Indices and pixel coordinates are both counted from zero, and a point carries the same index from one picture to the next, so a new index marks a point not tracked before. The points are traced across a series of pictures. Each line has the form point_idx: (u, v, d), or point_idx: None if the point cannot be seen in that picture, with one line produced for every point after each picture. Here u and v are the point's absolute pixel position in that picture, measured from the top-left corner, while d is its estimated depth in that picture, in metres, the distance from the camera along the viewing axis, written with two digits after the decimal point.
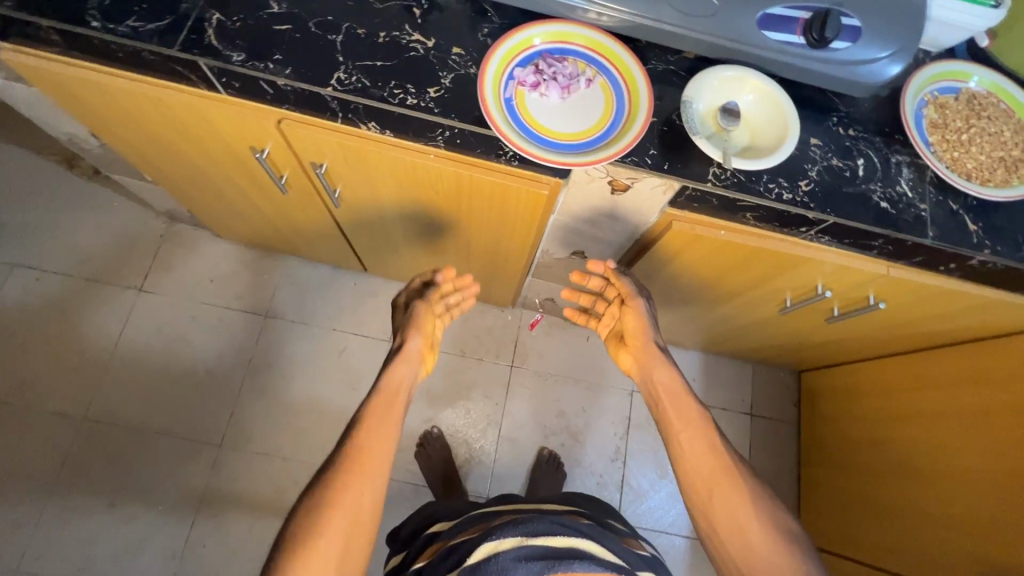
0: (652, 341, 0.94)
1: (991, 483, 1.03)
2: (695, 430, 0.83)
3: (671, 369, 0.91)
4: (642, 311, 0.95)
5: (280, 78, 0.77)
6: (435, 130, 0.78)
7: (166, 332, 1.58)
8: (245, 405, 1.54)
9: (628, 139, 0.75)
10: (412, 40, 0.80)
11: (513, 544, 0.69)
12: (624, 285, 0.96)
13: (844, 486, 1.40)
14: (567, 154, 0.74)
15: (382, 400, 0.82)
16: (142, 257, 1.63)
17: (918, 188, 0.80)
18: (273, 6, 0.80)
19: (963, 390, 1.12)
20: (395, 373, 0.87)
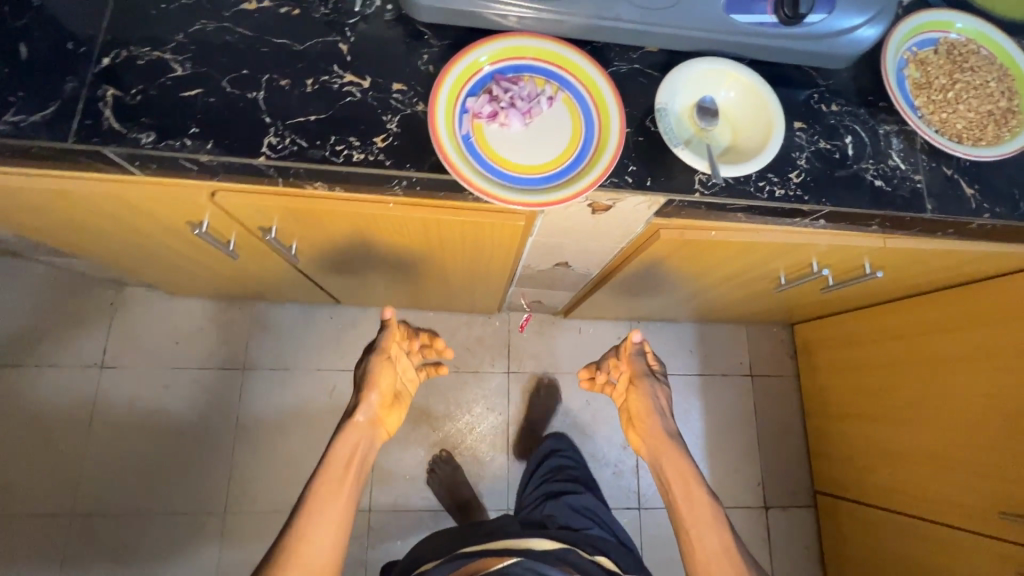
0: (663, 424, 0.97)
1: (993, 423, 1.06)
2: (704, 528, 0.85)
3: (683, 458, 0.92)
4: (651, 390, 0.99)
5: (202, 154, 0.66)
6: (392, 184, 0.70)
7: (141, 406, 1.48)
8: (241, 466, 1.48)
9: (605, 161, 0.67)
10: (345, 82, 0.71)
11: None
12: (636, 363, 1.01)
13: (849, 434, 1.43)
14: (538, 194, 0.66)
15: (338, 474, 0.79)
16: (95, 331, 1.51)
17: (910, 158, 0.76)
18: (176, 69, 0.69)
19: (957, 334, 1.12)
20: (345, 442, 0.83)
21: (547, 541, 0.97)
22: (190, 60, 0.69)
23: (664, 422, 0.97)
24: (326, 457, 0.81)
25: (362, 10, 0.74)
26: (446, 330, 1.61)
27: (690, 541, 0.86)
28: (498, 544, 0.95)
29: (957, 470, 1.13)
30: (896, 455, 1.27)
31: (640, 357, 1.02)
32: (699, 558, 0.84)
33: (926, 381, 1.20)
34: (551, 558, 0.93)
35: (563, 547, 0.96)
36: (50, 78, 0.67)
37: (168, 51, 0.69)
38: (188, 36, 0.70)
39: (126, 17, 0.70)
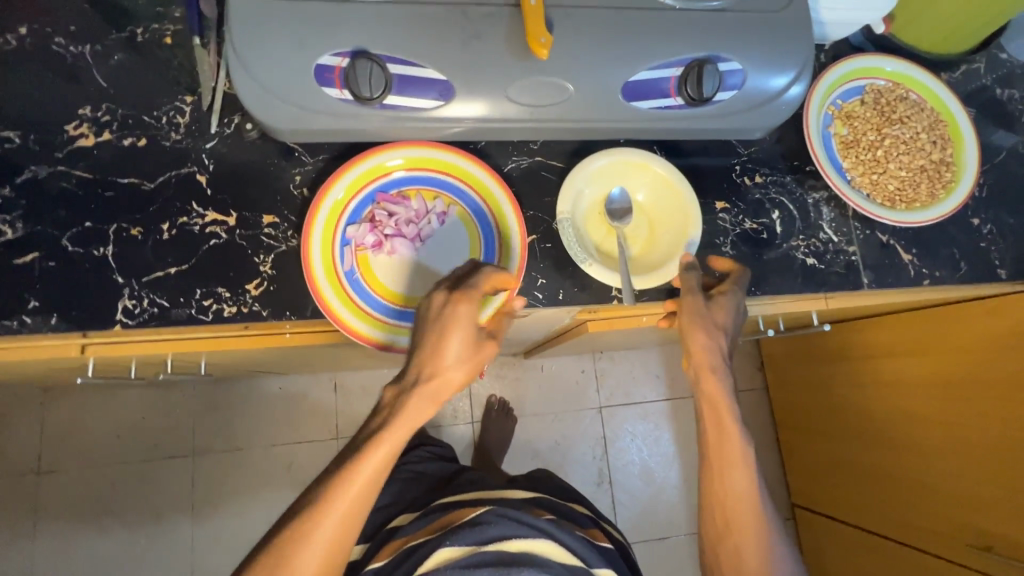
0: (716, 342, 0.60)
1: (963, 454, 1.01)
2: (731, 469, 0.58)
3: (726, 390, 0.59)
4: (703, 309, 0.60)
5: (46, 329, 0.58)
6: (276, 330, 0.63)
7: (87, 508, 1.40)
8: (203, 555, 1.41)
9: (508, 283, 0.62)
10: (207, 222, 0.62)
11: (464, 554, 0.69)
12: (686, 283, 0.61)
13: (816, 450, 1.40)
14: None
15: (382, 462, 0.52)
16: (26, 436, 1.41)
17: (842, 229, 0.70)
18: (5, 231, 0.60)
19: (916, 362, 1.07)
20: (405, 423, 0.52)
21: (525, 491, 0.86)
22: (22, 218, 0.60)
23: (720, 347, 0.60)
24: (378, 431, 0.52)
25: (219, 131, 0.65)
26: None
27: (712, 503, 0.59)
28: (477, 497, 0.82)
29: (925, 496, 1.10)
30: (864, 476, 1.25)
31: (696, 271, 0.62)
32: (722, 517, 0.58)
33: (886, 401, 1.15)
34: (526, 503, 0.82)
35: (545, 500, 0.85)
36: None
37: None
38: (17, 187, 0.61)
39: None
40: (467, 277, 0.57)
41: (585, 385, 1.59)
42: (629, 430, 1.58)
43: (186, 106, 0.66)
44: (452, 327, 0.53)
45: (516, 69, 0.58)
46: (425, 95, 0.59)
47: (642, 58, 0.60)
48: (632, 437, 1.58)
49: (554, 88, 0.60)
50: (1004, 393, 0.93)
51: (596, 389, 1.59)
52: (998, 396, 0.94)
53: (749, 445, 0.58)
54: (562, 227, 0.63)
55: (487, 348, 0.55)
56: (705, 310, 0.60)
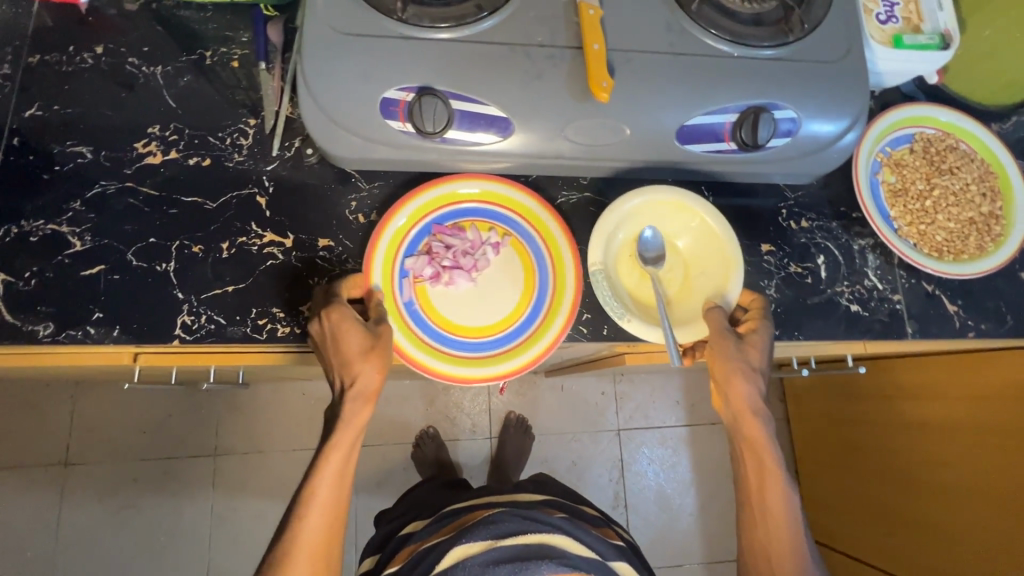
0: (754, 381, 0.59)
1: (974, 491, 0.98)
2: (773, 509, 0.59)
3: (766, 429, 0.60)
4: (737, 351, 0.59)
5: (107, 339, 0.60)
6: None
7: (109, 502, 1.43)
8: (219, 554, 1.43)
9: (563, 314, 0.63)
10: (265, 243, 0.64)
11: (481, 549, 0.70)
12: (715, 328, 0.60)
13: (825, 487, 1.37)
14: (511, 353, 0.62)
15: (340, 468, 0.56)
16: (56, 428, 1.44)
17: (887, 277, 0.70)
18: (74, 243, 0.62)
19: (932, 399, 1.05)
20: (351, 427, 0.56)
21: (534, 495, 0.87)
22: (91, 232, 0.63)
23: (756, 386, 0.59)
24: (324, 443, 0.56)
25: (279, 154, 0.67)
26: (423, 398, 1.53)
27: (753, 538, 0.60)
28: (488, 501, 0.84)
29: (932, 533, 1.06)
30: (872, 512, 1.22)
31: (723, 311, 0.61)
32: (761, 551, 0.59)
33: (890, 438, 1.15)
34: (539, 504, 0.83)
35: (554, 501, 0.86)
36: None
37: (65, 223, 0.63)
38: (87, 201, 0.64)
39: (15, 185, 0.63)
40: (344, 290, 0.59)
41: (605, 407, 1.58)
42: (646, 454, 1.57)
43: (250, 128, 0.67)
44: (337, 332, 0.55)
45: (575, 110, 0.60)
46: (485, 131, 0.60)
47: (699, 103, 0.61)
48: (649, 461, 1.57)
49: (610, 129, 0.61)
50: (1000, 447, 0.92)
51: (615, 412, 1.59)
52: (993, 446, 0.94)
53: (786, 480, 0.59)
54: (594, 278, 0.62)
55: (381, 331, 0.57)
56: (739, 355, 0.59)
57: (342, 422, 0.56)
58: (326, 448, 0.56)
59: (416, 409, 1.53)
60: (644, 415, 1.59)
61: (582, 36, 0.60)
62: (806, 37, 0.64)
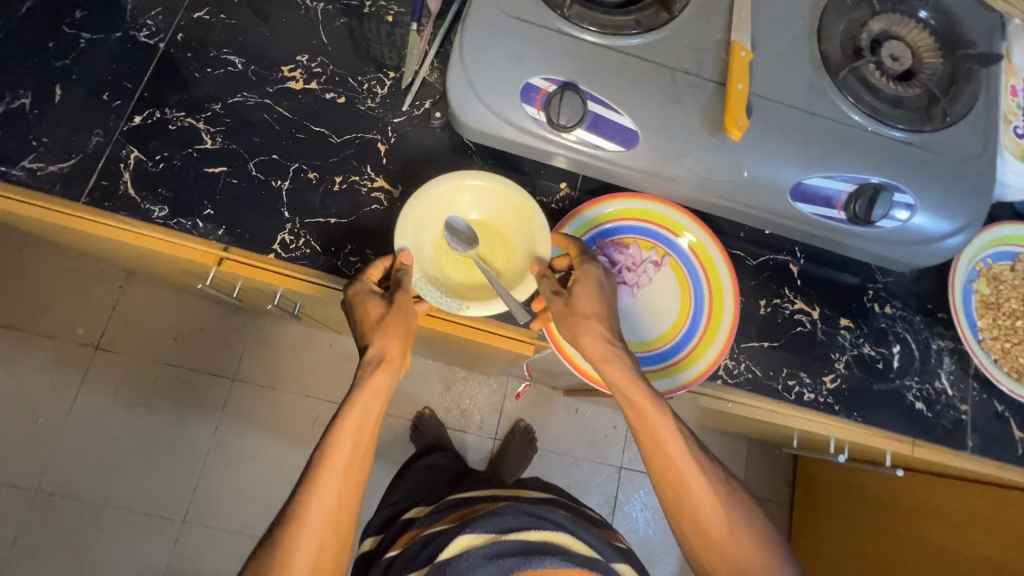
0: (597, 326, 0.60)
1: None
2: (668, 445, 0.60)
3: (627, 368, 0.60)
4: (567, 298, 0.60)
5: (212, 236, 0.64)
6: None
7: (124, 396, 1.47)
8: (210, 476, 1.46)
9: (724, 328, 0.65)
10: (374, 187, 0.67)
11: (484, 542, 0.69)
12: (545, 290, 0.62)
13: None
14: (679, 367, 0.64)
15: (356, 431, 0.60)
16: (97, 311, 1.49)
17: (960, 384, 0.69)
18: (206, 140, 0.66)
19: (957, 530, 0.99)
20: (369, 389, 0.61)
21: (539, 493, 0.88)
22: (223, 134, 0.67)
23: (599, 331, 0.60)
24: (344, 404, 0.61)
25: (409, 110, 0.70)
26: (441, 382, 1.55)
27: (665, 479, 0.60)
28: (492, 494, 0.85)
29: None
30: None
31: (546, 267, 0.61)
32: (666, 482, 0.60)
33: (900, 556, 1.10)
34: (540, 503, 0.84)
35: (555, 500, 0.86)
36: (78, 127, 0.65)
37: (203, 120, 0.67)
38: (226, 106, 0.68)
39: (167, 75, 0.68)
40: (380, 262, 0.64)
41: (613, 441, 1.57)
42: (641, 499, 1.55)
43: (387, 79, 0.71)
44: (356, 303, 0.62)
45: (704, 142, 0.61)
46: (611, 139, 0.62)
47: (821, 166, 0.62)
48: (642, 507, 1.55)
49: (730, 167, 0.62)
50: None
51: (621, 449, 1.57)
52: None
53: (663, 408, 0.60)
54: (420, 287, 0.63)
55: (384, 307, 0.61)
56: (570, 307, 0.60)
57: (361, 386, 0.60)
58: (341, 413, 0.61)
59: (431, 391, 1.55)
60: None
61: (728, 73, 0.62)
62: (944, 129, 0.64)
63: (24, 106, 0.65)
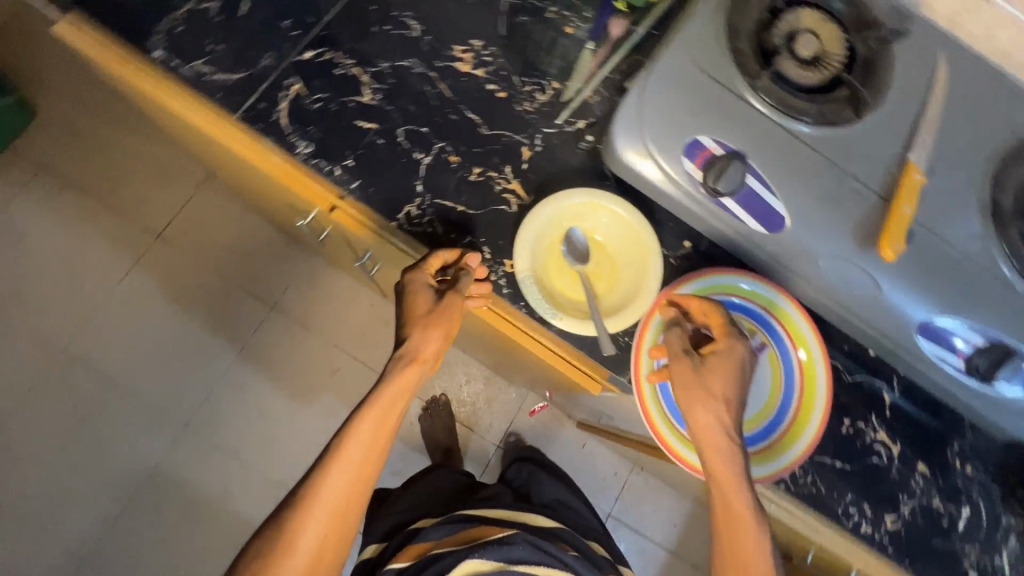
0: (716, 407, 0.57)
1: None
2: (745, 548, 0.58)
3: (735, 466, 0.57)
4: (699, 373, 0.58)
5: (343, 188, 0.65)
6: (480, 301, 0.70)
7: (167, 289, 1.50)
8: (222, 390, 1.48)
9: (820, 400, 0.64)
10: (507, 188, 0.67)
11: (494, 570, 0.70)
12: (676, 346, 0.59)
13: None
14: (789, 443, 0.63)
15: (376, 422, 0.63)
16: (168, 203, 1.53)
17: (1020, 568, 0.66)
18: (364, 93, 0.67)
19: None
20: (396, 385, 0.63)
21: (547, 518, 0.85)
22: (381, 92, 0.67)
23: (720, 418, 0.57)
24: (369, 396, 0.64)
25: (562, 125, 0.69)
26: (464, 375, 1.56)
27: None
28: (501, 513, 0.83)
29: None
30: None
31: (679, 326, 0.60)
32: None
33: None
34: (547, 534, 0.81)
35: (565, 533, 0.84)
36: (253, 46, 0.67)
37: (367, 73, 0.68)
38: (393, 67, 0.68)
39: (347, 20, 0.69)
40: (435, 254, 0.65)
41: (609, 486, 1.55)
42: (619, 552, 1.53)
43: (549, 88, 0.71)
44: (409, 292, 0.64)
45: (851, 252, 0.60)
46: (758, 218, 0.61)
47: (960, 312, 0.60)
48: None
49: (866, 283, 0.61)
50: None
51: (615, 496, 1.55)
52: None
53: (757, 516, 0.57)
54: (523, 285, 0.63)
55: (431, 299, 0.63)
56: (700, 380, 0.57)
57: (394, 374, 0.64)
58: (369, 401, 0.63)
59: (453, 380, 1.55)
60: (639, 518, 1.55)
61: (895, 191, 0.60)
62: None
63: (210, 10, 0.67)
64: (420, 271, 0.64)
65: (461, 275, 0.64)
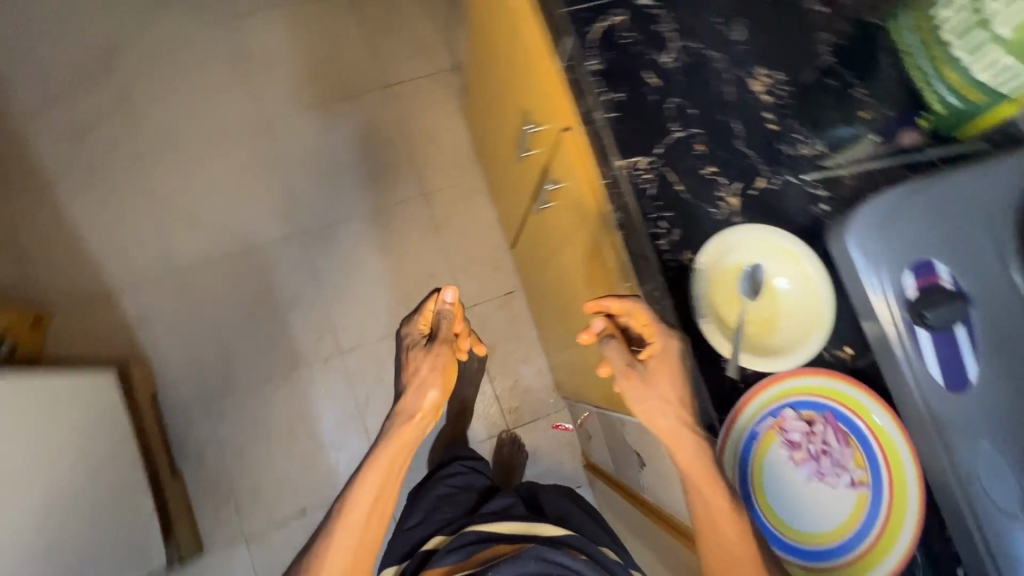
0: (672, 408, 0.67)
1: None
2: (720, 528, 0.65)
3: (693, 454, 0.65)
4: (641, 384, 0.70)
5: (601, 114, 0.72)
6: (623, 276, 0.74)
7: (364, 129, 1.70)
8: (345, 229, 1.64)
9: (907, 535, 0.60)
10: (725, 198, 0.69)
11: None
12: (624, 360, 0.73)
13: None
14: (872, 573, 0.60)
15: (390, 455, 0.89)
16: (411, 71, 1.73)
17: None
18: (665, 55, 0.73)
19: None
20: (400, 435, 0.91)
21: (554, 527, 0.91)
22: (679, 62, 0.73)
23: (664, 414, 0.67)
24: (380, 444, 0.91)
25: (806, 182, 0.71)
26: (525, 354, 1.63)
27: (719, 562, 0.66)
28: (514, 530, 0.90)
29: None
30: None
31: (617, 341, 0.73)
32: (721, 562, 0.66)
33: None
34: (554, 542, 0.87)
35: (574, 538, 0.89)
36: None
37: (679, 41, 0.73)
38: (701, 50, 0.73)
39: None
40: (429, 311, 1.02)
41: None
42: None
43: (814, 148, 0.72)
44: (412, 354, 0.97)
45: (1014, 453, 0.56)
46: (945, 368, 0.59)
47: None
48: None
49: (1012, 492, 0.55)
50: None
51: None
52: None
53: (723, 497, 0.64)
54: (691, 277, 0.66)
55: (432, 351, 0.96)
56: (637, 385, 0.70)
57: (399, 428, 0.92)
58: (381, 445, 0.90)
59: (515, 351, 1.64)
60: None
61: None
62: None
63: None
64: (416, 336, 1.01)
65: (445, 320, 1.00)
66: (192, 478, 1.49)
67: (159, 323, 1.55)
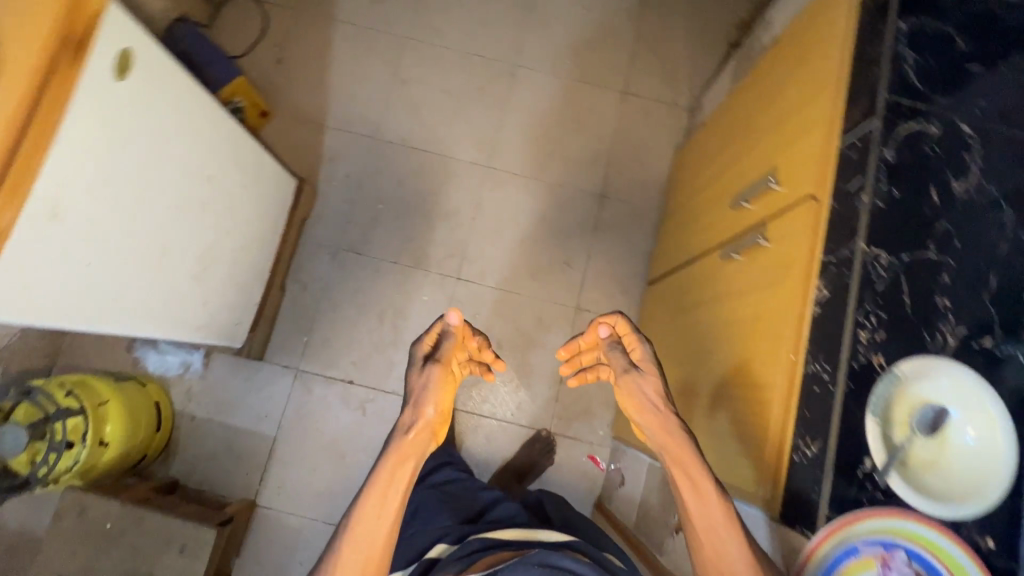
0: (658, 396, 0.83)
1: None
2: (707, 507, 0.74)
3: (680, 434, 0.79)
4: (638, 380, 0.84)
5: (869, 195, 0.73)
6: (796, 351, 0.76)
7: (587, 115, 1.80)
8: (522, 185, 1.75)
9: None
10: (944, 333, 0.69)
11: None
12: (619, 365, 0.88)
13: None
14: None
15: (393, 465, 0.82)
16: (654, 92, 1.82)
17: None
18: (958, 181, 0.73)
19: None
20: (399, 451, 0.82)
21: (555, 535, 0.93)
22: (967, 195, 0.73)
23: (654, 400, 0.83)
24: (380, 461, 0.82)
25: None
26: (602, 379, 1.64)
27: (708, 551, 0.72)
28: (516, 538, 0.91)
29: None
30: None
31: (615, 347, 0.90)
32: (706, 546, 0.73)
33: None
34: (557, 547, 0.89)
35: (578, 543, 0.90)
36: (946, 86, 0.76)
37: (978, 177, 0.73)
38: (995, 196, 0.72)
39: (1013, 144, 0.74)
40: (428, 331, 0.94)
41: None
42: None
43: None
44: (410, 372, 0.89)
45: None
46: None
47: None
48: None
49: None
50: None
51: None
52: None
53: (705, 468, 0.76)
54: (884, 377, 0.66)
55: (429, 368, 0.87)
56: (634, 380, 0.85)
57: (397, 445, 0.83)
58: (380, 464, 0.82)
59: None
60: None
61: None
62: None
63: (956, 45, 0.78)
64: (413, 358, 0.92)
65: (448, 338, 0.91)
66: (291, 298, 1.65)
67: (342, 168, 1.74)
